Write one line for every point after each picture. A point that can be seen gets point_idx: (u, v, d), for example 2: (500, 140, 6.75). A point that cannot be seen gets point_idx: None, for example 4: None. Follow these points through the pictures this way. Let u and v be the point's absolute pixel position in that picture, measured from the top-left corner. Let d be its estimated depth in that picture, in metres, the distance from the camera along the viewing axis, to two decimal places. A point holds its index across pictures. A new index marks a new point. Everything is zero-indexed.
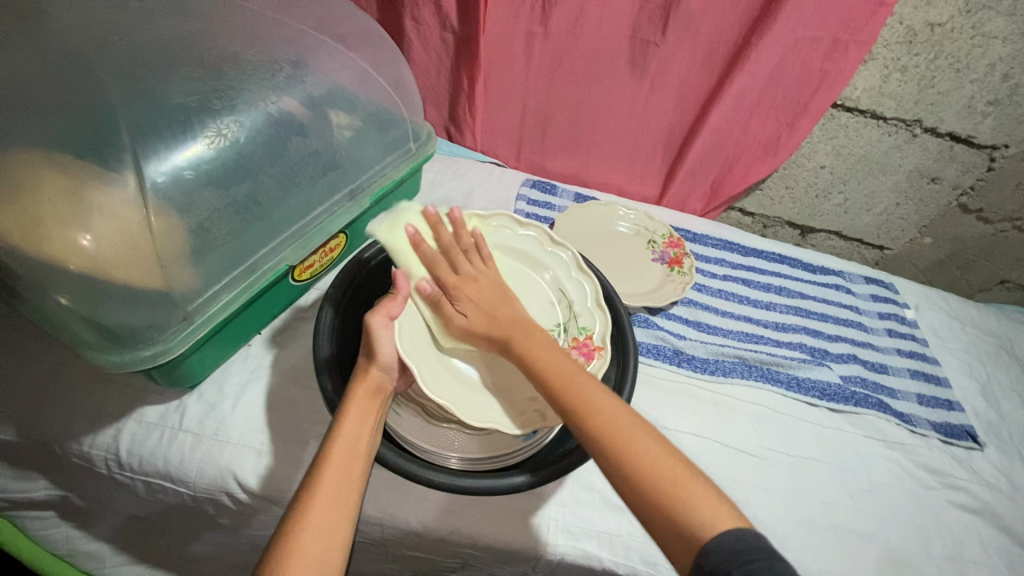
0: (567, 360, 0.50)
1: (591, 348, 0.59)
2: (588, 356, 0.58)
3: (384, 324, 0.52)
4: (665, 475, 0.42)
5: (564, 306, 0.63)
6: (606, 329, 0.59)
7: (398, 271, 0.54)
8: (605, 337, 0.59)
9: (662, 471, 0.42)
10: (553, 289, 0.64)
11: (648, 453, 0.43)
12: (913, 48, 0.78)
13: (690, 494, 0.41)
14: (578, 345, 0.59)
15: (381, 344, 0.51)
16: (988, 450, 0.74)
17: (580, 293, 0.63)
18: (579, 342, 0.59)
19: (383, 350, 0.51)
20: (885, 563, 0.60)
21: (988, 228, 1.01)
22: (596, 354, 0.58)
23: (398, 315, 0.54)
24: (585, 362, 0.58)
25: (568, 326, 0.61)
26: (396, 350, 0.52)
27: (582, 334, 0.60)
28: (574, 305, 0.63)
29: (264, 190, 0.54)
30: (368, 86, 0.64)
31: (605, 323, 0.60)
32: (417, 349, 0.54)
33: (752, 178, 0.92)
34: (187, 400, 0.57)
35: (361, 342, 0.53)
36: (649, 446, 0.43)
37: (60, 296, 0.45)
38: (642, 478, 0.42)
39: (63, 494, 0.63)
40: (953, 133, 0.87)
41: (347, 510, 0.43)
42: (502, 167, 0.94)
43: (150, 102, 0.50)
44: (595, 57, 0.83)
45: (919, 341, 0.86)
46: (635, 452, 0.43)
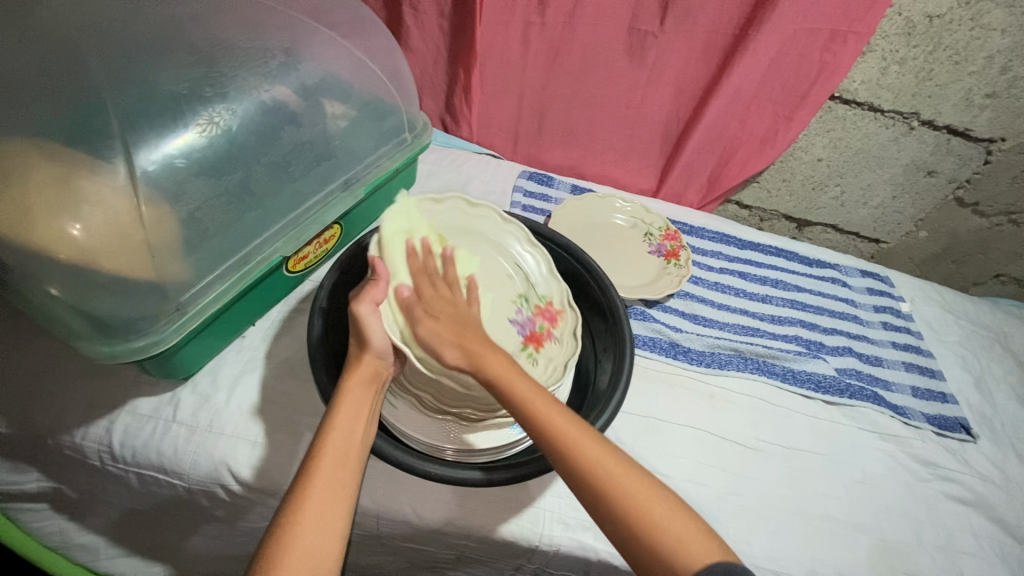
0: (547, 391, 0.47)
1: (553, 312, 0.62)
2: (554, 320, 0.61)
3: (370, 311, 0.52)
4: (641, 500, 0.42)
5: (521, 279, 0.63)
6: (565, 293, 0.62)
7: (375, 258, 0.55)
8: (564, 299, 0.62)
9: (639, 502, 0.42)
10: (511, 263, 0.64)
11: (624, 479, 0.43)
12: (911, 40, 0.78)
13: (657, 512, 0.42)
14: (541, 312, 0.61)
15: (373, 329, 0.51)
16: (982, 442, 0.75)
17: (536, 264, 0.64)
18: (541, 309, 0.62)
19: (375, 337, 0.51)
20: (879, 553, 0.61)
21: (983, 222, 1.01)
22: (558, 316, 0.61)
23: (383, 300, 0.53)
24: (549, 326, 0.61)
25: (528, 295, 0.63)
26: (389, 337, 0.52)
27: (543, 300, 0.62)
28: (532, 276, 0.64)
29: (257, 180, 0.54)
30: (362, 75, 0.63)
31: (564, 288, 0.63)
32: (407, 331, 0.53)
33: (748, 171, 0.93)
34: (181, 391, 0.57)
35: (351, 331, 0.52)
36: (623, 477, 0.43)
37: (49, 287, 0.45)
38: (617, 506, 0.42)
39: (57, 487, 0.62)
40: (949, 126, 0.87)
41: (344, 502, 0.43)
42: (498, 158, 0.94)
43: (140, 89, 0.49)
44: (592, 48, 0.82)
45: (913, 334, 0.86)
46: (613, 481, 0.43)
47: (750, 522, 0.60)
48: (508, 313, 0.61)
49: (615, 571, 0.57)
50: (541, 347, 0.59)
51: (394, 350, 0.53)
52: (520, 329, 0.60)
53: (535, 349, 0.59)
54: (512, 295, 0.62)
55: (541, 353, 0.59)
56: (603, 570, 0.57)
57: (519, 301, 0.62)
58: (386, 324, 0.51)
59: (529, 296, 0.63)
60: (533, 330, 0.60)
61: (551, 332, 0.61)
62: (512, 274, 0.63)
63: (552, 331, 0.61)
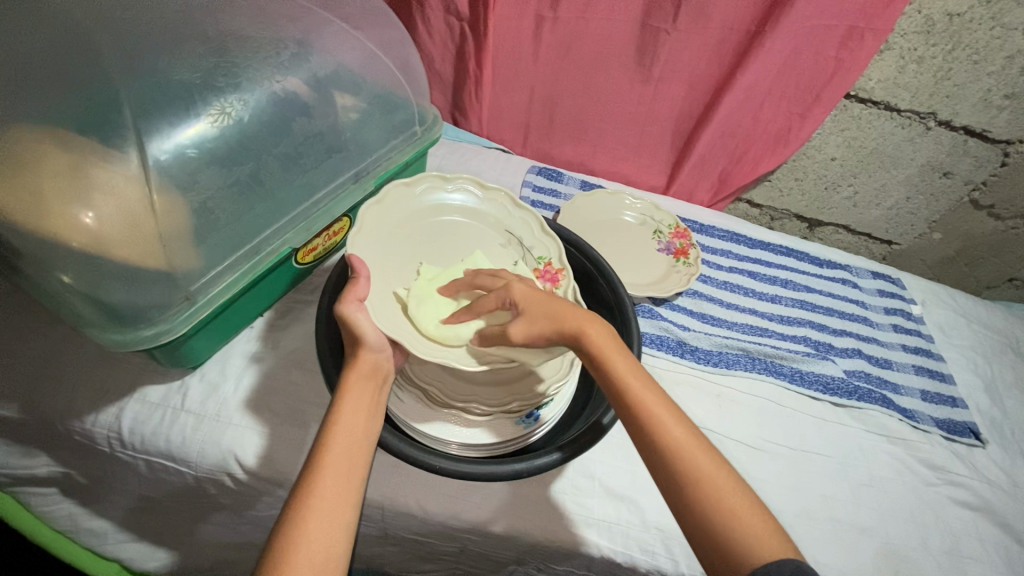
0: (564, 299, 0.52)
1: (553, 272, 0.60)
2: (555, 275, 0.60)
3: (356, 309, 0.50)
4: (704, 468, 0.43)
5: (515, 244, 0.64)
6: (562, 253, 0.61)
7: (352, 255, 0.53)
8: (561, 259, 0.61)
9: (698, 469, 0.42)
10: (500, 233, 0.65)
11: (681, 435, 0.44)
12: (930, 38, 0.77)
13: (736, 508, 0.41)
14: (541, 275, 0.60)
15: (364, 325, 0.50)
16: (991, 448, 0.74)
17: (525, 229, 0.65)
18: (541, 272, 0.61)
19: (366, 333, 0.50)
20: (884, 557, 0.60)
21: (999, 225, 1.00)
22: (559, 276, 0.60)
23: (366, 296, 0.52)
24: (552, 286, 0.59)
25: (526, 259, 0.62)
26: (382, 330, 0.51)
27: (542, 262, 0.62)
28: (522, 240, 0.64)
29: (268, 171, 0.54)
30: (374, 67, 0.63)
31: (559, 247, 0.62)
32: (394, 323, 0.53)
33: (760, 169, 0.92)
34: (189, 380, 0.58)
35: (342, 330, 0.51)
36: (690, 441, 0.44)
37: (61, 275, 0.45)
38: (676, 465, 0.43)
39: (66, 471, 0.63)
40: (967, 127, 0.86)
41: (351, 494, 0.43)
42: (508, 153, 0.93)
43: (153, 79, 0.49)
44: (604, 44, 0.81)
45: (924, 337, 0.85)
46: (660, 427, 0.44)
47: None
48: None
49: (617, 568, 0.57)
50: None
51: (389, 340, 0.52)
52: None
53: None
54: (510, 261, 0.62)
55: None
56: (605, 566, 0.57)
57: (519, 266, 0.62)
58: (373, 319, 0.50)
59: (528, 261, 0.62)
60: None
61: (554, 292, 0.59)
62: (504, 242, 0.64)
63: (556, 290, 0.59)
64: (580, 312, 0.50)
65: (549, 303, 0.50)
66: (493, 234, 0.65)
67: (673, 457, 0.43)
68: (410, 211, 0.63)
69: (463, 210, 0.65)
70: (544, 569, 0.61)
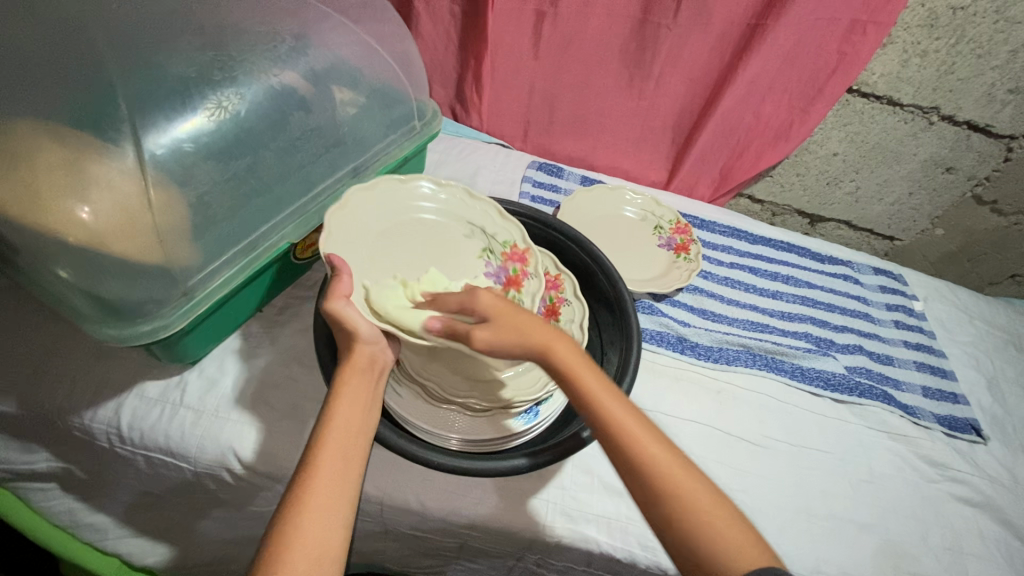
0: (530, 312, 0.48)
1: (520, 253, 0.60)
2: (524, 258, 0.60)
3: (345, 304, 0.49)
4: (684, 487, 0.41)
5: (479, 234, 0.62)
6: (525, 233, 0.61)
7: (329, 253, 0.51)
8: (525, 239, 0.61)
9: (679, 486, 0.41)
10: (465, 223, 0.63)
11: (664, 459, 0.42)
12: (934, 32, 0.76)
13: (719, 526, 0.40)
14: (510, 256, 0.60)
15: (353, 320, 0.49)
16: (992, 445, 0.74)
17: (484, 216, 0.63)
18: (508, 255, 0.60)
19: (354, 325, 0.49)
20: (884, 553, 0.60)
21: (1001, 220, 0.99)
22: (527, 256, 0.60)
23: (350, 292, 0.51)
24: (522, 267, 0.59)
25: (492, 247, 0.61)
26: (370, 319, 0.50)
27: (507, 246, 0.61)
28: (487, 228, 0.63)
29: (265, 165, 0.53)
30: (372, 61, 0.63)
31: (521, 227, 0.62)
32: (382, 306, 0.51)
33: (761, 164, 0.91)
34: (188, 375, 0.57)
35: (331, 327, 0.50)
36: (668, 457, 0.43)
37: (60, 270, 0.45)
38: (667, 494, 0.41)
39: (66, 467, 0.63)
40: (971, 122, 0.85)
41: (347, 489, 0.43)
42: (508, 148, 0.93)
43: (149, 72, 0.49)
44: (605, 38, 0.81)
45: (926, 333, 0.85)
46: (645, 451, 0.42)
47: (756, 518, 0.59)
48: (477, 269, 0.60)
49: (617, 564, 0.57)
50: (521, 288, 0.58)
51: (385, 333, 0.52)
52: (496, 278, 0.59)
53: (517, 291, 0.57)
54: (476, 251, 0.61)
55: (523, 293, 0.57)
56: (605, 562, 0.57)
57: (485, 255, 0.61)
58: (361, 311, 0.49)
59: (493, 247, 0.61)
60: (509, 276, 0.59)
61: (525, 271, 0.59)
62: (469, 234, 0.62)
63: (526, 269, 0.59)
64: (546, 328, 0.47)
65: (516, 317, 0.46)
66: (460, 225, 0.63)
67: (655, 479, 0.41)
68: (377, 218, 0.59)
69: (427, 208, 0.63)
70: (543, 565, 0.61)
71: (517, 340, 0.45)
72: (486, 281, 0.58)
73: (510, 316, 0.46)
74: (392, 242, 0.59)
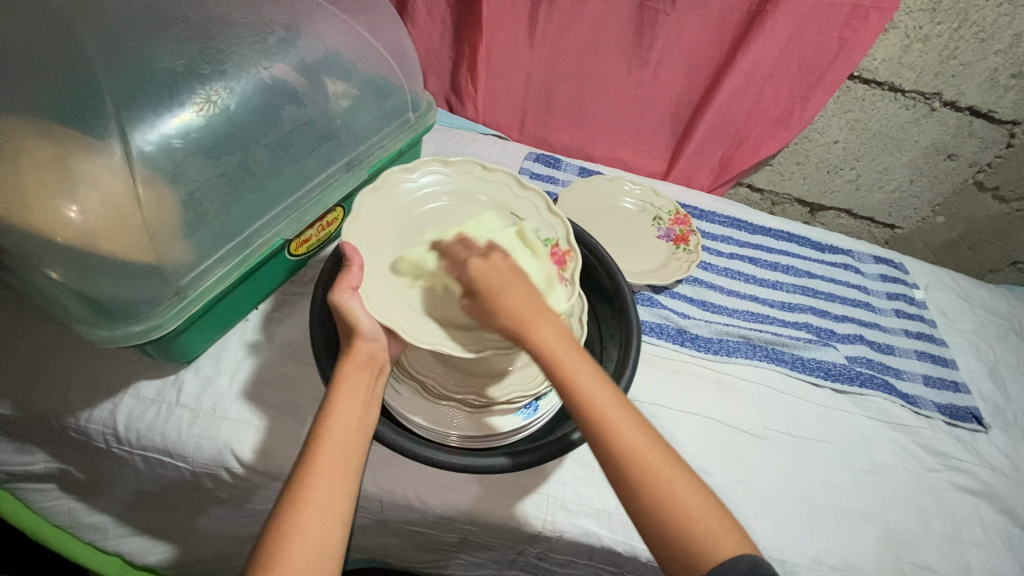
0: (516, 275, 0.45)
1: (561, 254, 0.53)
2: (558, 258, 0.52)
3: (351, 298, 0.49)
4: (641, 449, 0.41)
5: (519, 227, 0.56)
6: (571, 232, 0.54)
7: (346, 243, 0.49)
8: (572, 241, 0.54)
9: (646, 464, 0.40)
10: (506, 216, 0.57)
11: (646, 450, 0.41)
12: (936, 16, 0.75)
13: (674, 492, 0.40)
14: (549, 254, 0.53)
15: (356, 315, 0.49)
16: (993, 433, 0.74)
17: (531, 211, 0.57)
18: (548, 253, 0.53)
19: (359, 321, 0.49)
20: (884, 542, 0.60)
21: (1003, 207, 0.98)
22: (568, 258, 0.52)
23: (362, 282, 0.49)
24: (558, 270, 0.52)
25: None
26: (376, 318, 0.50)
27: (549, 245, 0.54)
28: (529, 223, 0.56)
29: (257, 161, 0.52)
30: (365, 52, 0.61)
31: (568, 227, 0.55)
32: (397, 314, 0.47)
33: (761, 153, 0.90)
34: (184, 374, 0.57)
35: (336, 321, 0.50)
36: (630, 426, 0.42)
37: (48, 270, 0.44)
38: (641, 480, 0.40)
39: (64, 468, 0.62)
40: (973, 107, 0.84)
41: (346, 486, 0.43)
42: (504, 139, 0.92)
43: (135, 67, 0.48)
44: (602, 25, 0.79)
45: (927, 322, 0.85)
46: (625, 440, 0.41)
47: (755, 510, 0.59)
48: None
49: (618, 557, 0.57)
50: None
51: (386, 331, 0.51)
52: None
53: None
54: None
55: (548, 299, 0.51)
56: (606, 555, 0.57)
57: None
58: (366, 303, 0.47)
59: (535, 244, 0.55)
60: None
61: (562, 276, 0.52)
62: (508, 228, 0.56)
63: (564, 275, 0.52)
64: (533, 298, 0.44)
65: (505, 288, 0.43)
66: (499, 218, 0.57)
67: (622, 453, 0.40)
68: (405, 199, 0.56)
69: (472, 197, 0.58)
70: (544, 558, 0.61)
71: (496, 316, 0.43)
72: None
73: (493, 293, 0.43)
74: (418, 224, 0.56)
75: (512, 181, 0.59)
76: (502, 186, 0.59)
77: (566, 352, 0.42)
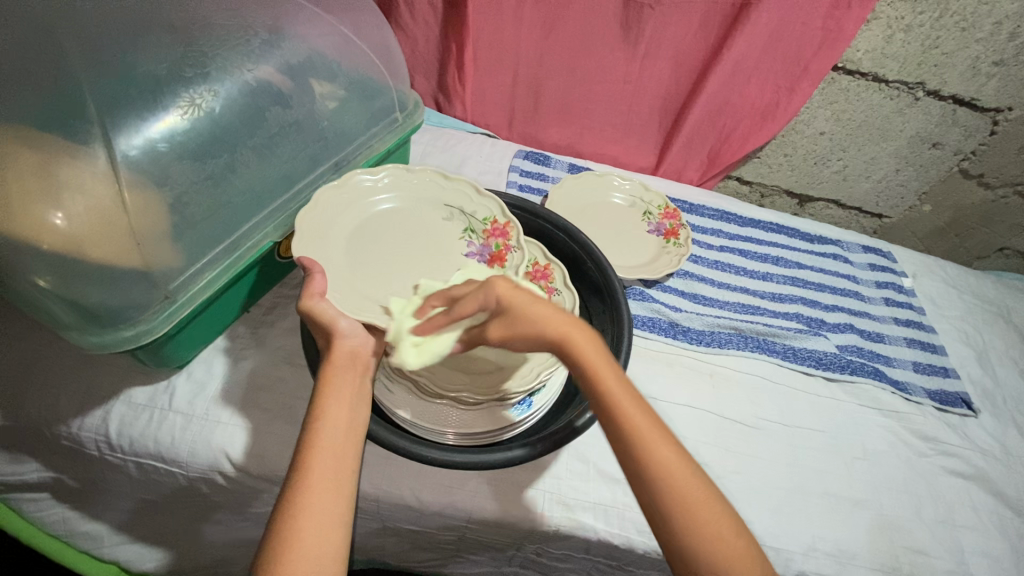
0: (546, 300, 0.45)
1: (500, 228, 0.60)
2: (505, 232, 0.60)
3: (319, 303, 0.49)
4: (676, 476, 0.40)
5: (458, 214, 0.63)
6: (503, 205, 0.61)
7: (302, 256, 0.51)
8: (505, 213, 0.61)
9: (685, 495, 0.40)
10: (443, 206, 0.63)
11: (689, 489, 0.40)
12: (917, 6, 0.76)
13: (702, 514, 0.40)
14: (490, 233, 0.60)
15: (330, 317, 0.49)
16: (983, 417, 0.75)
17: (461, 198, 0.63)
18: (490, 231, 0.61)
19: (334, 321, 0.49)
20: (878, 528, 0.61)
21: (988, 194, 0.99)
22: (508, 230, 0.60)
23: (326, 289, 0.51)
24: (504, 241, 0.60)
25: (472, 225, 0.62)
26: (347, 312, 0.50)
27: (487, 223, 0.61)
28: (465, 208, 0.63)
29: (243, 164, 0.52)
30: (349, 52, 0.61)
31: (500, 202, 0.62)
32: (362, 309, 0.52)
33: (749, 146, 0.91)
34: (176, 379, 0.57)
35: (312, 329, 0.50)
36: (664, 446, 0.41)
37: (34, 278, 0.44)
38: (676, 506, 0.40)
39: (57, 476, 0.62)
40: (956, 96, 0.85)
41: (342, 487, 0.43)
42: (493, 138, 0.92)
43: (117, 71, 0.48)
44: (587, 22, 0.80)
45: (916, 309, 0.85)
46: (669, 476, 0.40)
47: (749, 500, 0.60)
48: (461, 248, 0.60)
49: (615, 550, 0.57)
50: (505, 262, 0.59)
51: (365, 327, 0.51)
52: (479, 258, 0.59)
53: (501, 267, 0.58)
54: (458, 232, 0.62)
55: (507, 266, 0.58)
56: (604, 549, 0.57)
57: (467, 234, 0.61)
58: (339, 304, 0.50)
59: (473, 226, 0.62)
60: (492, 252, 0.60)
61: (508, 245, 0.59)
62: (448, 216, 0.63)
63: (509, 243, 0.59)
64: (570, 319, 0.45)
65: (536, 309, 0.44)
66: (438, 210, 0.63)
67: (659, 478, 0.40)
68: (354, 211, 0.59)
69: (413, 196, 0.63)
70: (542, 553, 0.61)
71: (530, 332, 0.44)
72: (471, 262, 0.59)
73: (528, 316, 0.44)
74: (369, 227, 0.59)
75: (438, 174, 0.64)
76: (432, 180, 0.64)
77: (604, 369, 0.42)
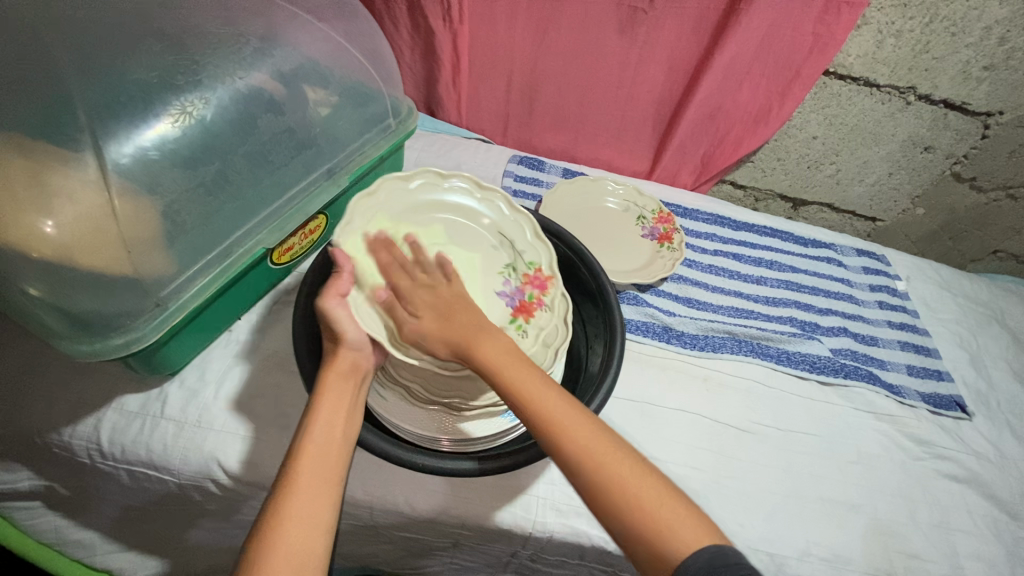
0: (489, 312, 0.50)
1: (542, 279, 0.58)
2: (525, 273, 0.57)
3: (337, 304, 0.49)
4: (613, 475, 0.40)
5: (507, 246, 0.60)
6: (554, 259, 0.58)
7: (337, 249, 0.51)
8: (553, 266, 0.58)
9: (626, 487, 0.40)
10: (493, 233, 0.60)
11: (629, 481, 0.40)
12: (907, 11, 0.76)
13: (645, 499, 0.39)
14: (530, 278, 0.58)
15: (341, 320, 0.49)
16: (977, 420, 0.75)
17: (517, 231, 0.60)
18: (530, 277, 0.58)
19: (344, 326, 0.49)
20: (872, 532, 0.61)
21: (981, 197, 1.00)
22: (548, 285, 0.58)
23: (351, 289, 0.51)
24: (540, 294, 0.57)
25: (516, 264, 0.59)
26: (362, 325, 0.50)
27: (532, 268, 0.59)
28: (517, 243, 0.60)
29: (235, 170, 0.52)
30: (342, 58, 0.62)
31: (552, 257, 0.59)
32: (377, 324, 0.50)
33: (742, 150, 0.91)
34: (168, 387, 0.57)
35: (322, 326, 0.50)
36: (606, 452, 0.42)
37: (24, 286, 0.44)
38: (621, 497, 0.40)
39: (49, 484, 0.62)
40: (947, 100, 0.86)
41: (329, 495, 0.42)
42: (487, 143, 0.92)
43: (108, 80, 0.48)
44: (580, 28, 0.80)
45: (909, 312, 0.86)
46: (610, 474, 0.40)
47: (743, 504, 0.60)
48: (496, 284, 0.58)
49: (609, 556, 0.57)
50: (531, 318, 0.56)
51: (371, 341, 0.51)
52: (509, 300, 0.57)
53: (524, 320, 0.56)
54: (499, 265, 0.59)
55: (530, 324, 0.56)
56: (598, 554, 0.57)
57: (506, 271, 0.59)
58: (355, 315, 0.49)
59: (517, 263, 0.59)
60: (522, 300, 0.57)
61: (540, 300, 0.57)
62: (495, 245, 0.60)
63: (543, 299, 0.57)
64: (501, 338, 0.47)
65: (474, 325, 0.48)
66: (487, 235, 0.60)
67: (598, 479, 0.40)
68: (393, 210, 0.57)
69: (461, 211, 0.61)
70: (537, 560, 0.61)
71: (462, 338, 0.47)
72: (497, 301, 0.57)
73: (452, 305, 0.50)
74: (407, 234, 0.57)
75: (490, 201, 0.61)
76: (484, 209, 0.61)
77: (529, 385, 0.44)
